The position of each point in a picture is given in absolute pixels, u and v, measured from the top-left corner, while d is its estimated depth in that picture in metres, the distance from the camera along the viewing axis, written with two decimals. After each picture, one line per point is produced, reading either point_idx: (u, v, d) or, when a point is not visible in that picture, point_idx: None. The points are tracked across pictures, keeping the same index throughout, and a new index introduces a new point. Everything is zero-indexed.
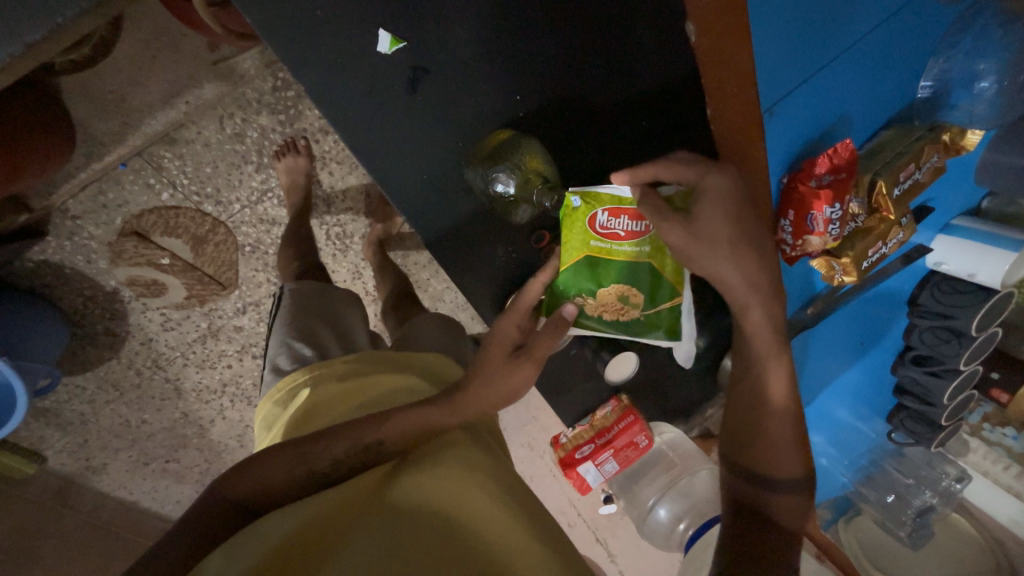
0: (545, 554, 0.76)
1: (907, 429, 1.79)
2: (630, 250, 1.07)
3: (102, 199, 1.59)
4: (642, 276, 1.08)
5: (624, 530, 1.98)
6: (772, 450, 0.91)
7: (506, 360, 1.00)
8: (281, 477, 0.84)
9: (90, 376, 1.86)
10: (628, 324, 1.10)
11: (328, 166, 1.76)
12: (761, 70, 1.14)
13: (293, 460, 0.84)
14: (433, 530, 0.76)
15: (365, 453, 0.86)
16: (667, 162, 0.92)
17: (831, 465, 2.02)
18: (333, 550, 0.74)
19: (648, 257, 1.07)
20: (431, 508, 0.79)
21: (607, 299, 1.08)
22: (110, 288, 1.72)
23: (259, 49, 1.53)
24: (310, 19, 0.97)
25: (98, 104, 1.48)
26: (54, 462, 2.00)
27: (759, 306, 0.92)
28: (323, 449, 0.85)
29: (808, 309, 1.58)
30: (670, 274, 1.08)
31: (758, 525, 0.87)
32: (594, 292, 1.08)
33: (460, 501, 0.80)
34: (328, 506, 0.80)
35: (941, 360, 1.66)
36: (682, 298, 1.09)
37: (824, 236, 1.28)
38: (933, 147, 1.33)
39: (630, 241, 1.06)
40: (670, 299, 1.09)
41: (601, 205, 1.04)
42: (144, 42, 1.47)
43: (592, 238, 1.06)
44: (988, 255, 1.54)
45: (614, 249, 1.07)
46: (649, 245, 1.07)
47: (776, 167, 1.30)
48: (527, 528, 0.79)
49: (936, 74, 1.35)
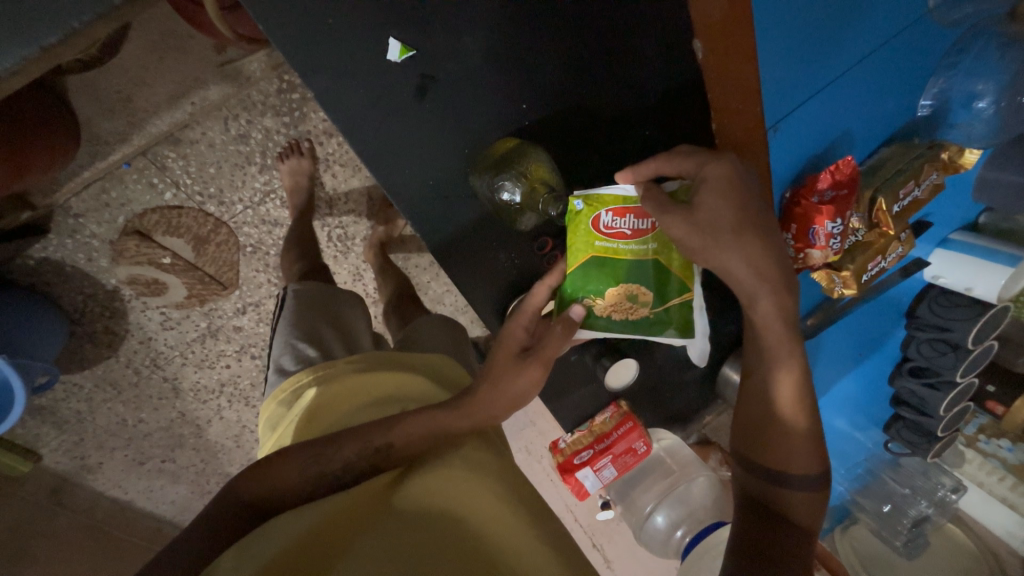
0: (551, 557, 0.77)
1: (903, 439, 1.81)
2: (636, 248, 1.08)
3: (104, 198, 1.60)
4: (648, 274, 1.08)
5: (620, 536, 1.98)
6: (784, 450, 0.92)
7: (514, 362, 0.99)
8: (291, 479, 0.84)
9: (88, 374, 1.86)
10: (639, 323, 1.09)
11: (331, 168, 1.77)
12: (767, 86, 1.16)
13: (305, 462, 0.85)
14: (443, 532, 0.76)
15: (377, 456, 0.86)
16: (672, 158, 0.97)
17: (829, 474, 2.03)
18: (346, 554, 0.75)
19: (655, 255, 1.08)
20: (444, 511, 0.79)
21: (616, 299, 1.07)
22: (110, 286, 1.72)
23: (267, 52, 1.54)
24: (320, 25, 0.99)
25: (104, 104, 1.49)
26: (49, 460, 1.99)
27: (769, 305, 0.93)
28: (334, 452, 0.85)
29: (808, 319, 1.61)
30: (678, 270, 1.08)
31: (767, 522, 0.88)
32: (603, 293, 1.08)
33: (474, 505, 0.81)
34: (340, 509, 0.81)
35: (937, 372, 1.69)
36: (692, 294, 1.09)
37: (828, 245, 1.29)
38: (933, 165, 1.35)
39: (636, 240, 1.07)
40: (680, 294, 1.09)
41: (605, 206, 1.06)
42: (152, 43, 1.48)
43: (598, 238, 1.07)
44: (985, 270, 1.56)
45: (619, 249, 1.08)
46: (655, 242, 1.07)
47: (779, 180, 1.32)
48: (534, 531, 0.80)
49: (935, 94, 1.38)
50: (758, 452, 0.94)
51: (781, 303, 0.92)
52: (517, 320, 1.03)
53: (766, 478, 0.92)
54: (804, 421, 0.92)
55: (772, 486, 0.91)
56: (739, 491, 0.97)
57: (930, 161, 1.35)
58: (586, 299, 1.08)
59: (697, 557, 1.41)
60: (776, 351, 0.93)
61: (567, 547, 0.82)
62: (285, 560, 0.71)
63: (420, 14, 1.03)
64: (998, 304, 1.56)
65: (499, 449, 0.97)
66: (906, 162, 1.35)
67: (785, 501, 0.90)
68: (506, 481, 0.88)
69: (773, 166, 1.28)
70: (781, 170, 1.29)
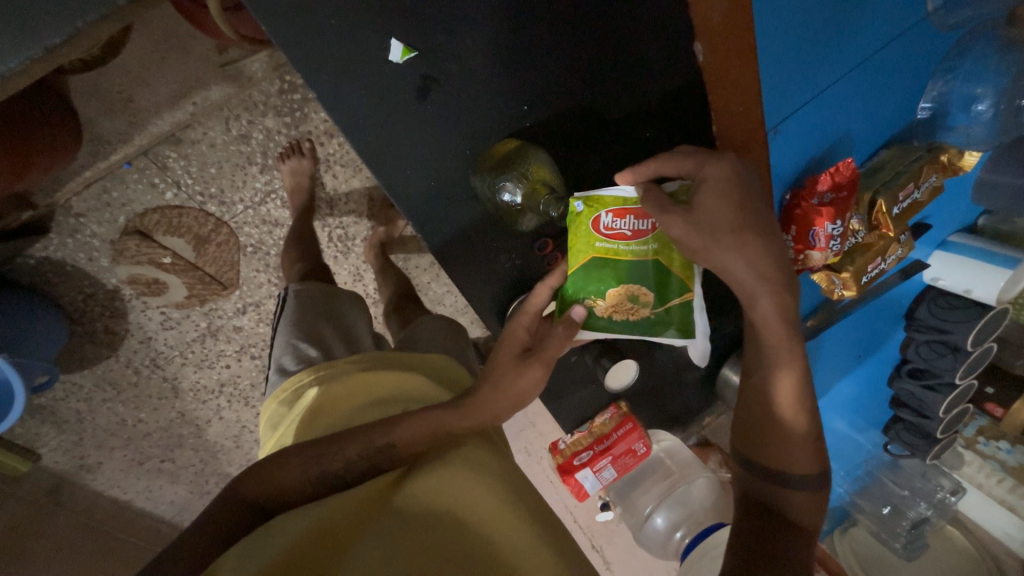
0: (551, 556, 0.77)
1: (902, 441, 1.82)
2: (636, 249, 1.08)
3: (105, 198, 1.60)
4: (649, 275, 1.08)
5: (620, 537, 1.98)
6: (785, 450, 0.92)
7: (515, 361, 1.00)
8: (294, 477, 0.85)
9: (87, 373, 1.85)
10: (640, 324, 1.09)
11: (332, 168, 1.77)
12: (766, 87, 1.16)
13: (306, 461, 0.85)
14: (443, 532, 0.76)
15: (379, 454, 0.87)
16: (673, 159, 0.97)
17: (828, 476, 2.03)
18: (346, 554, 0.74)
19: (655, 255, 1.08)
20: (446, 510, 0.79)
21: (616, 300, 1.08)
22: (111, 286, 1.73)
23: (268, 53, 1.55)
24: (322, 27, 0.99)
25: (105, 104, 1.50)
26: (48, 460, 1.98)
27: (769, 303, 0.93)
28: (336, 452, 0.86)
29: (808, 321, 1.61)
30: (678, 270, 1.08)
31: (767, 523, 0.88)
32: (604, 294, 1.08)
33: (476, 504, 0.81)
34: (342, 508, 0.81)
35: (936, 374, 1.69)
36: (693, 294, 1.09)
37: (828, 247, 1.29)
38: (932, 167, 1.36)
39: (636, 241, 1.08)
40: (681, 295, 1.09)
41: (605, 207, 1.07)
42: (154, 44, 1.48)
43: (598, 239, 1.08)
44: (984, 272, 1.57)
45: (620, 250, 1.08)
46: (655, 243, 1.07)
47: (780, 182, 1.32)
48: (534, 531, 0.80)
49: (934, 96, 1.39)
50: (759, 452, 0.94)
51: (783, 303, 0.92)
52: (518, 321, 1.04)
53: (768, 478, 0.92)
54: (804, 421, 0.92)
55: (773, 486, 0.91)
56: (739, 491, 0.98)
57: (929, 163, 1.36)
58: (586, 300, 1.09)
59: (696, 558, 1.41)
60: (778, 351, 0.94)
61: (568, 547, 0.82)
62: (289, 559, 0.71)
63: (421, 16, 1.03)
64: (998, 305, 1.56)
65: (500, 448, 0.97)
66: (904, 165, 1.36)
67: (785, 501, 0.90)
68: (506, 480, 0.88)
69: (773, 168, 1.28)
70: (781, 172, 1.30)
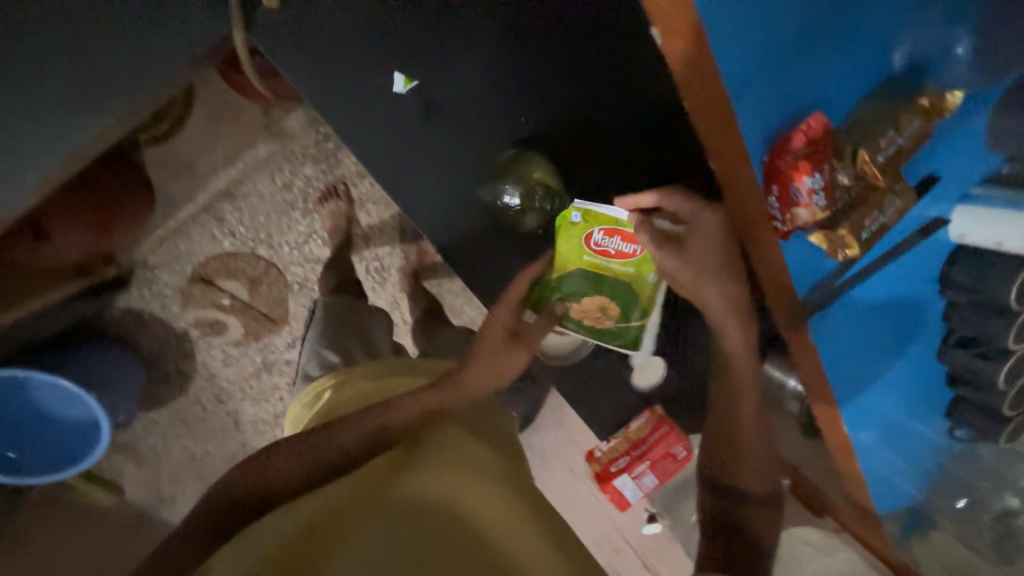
0: (534, 539, 0.93)
1: (971, 425, 1.50)
2: (617, 269, 1.29)
3: (175, 251, 1.83)
4: (620, 293, 1.31)
5: (673, 556, 1.89)
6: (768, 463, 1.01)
7: (503, 345, 1.23)
8: (289, 468, 0.91)
9: (163, 410, 2.07)
10: (600, 331, 1.37)
11: (365, 207, 1.93)
12: (713, 33, 1.04)
13: (308, 450, 0.92)
14: (441, 522, 0.89)
15: (371, 441, 0.96)
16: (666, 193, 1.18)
17: (896, 476, 1.64)
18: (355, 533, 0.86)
19: (630, 277, 1.30)
20: (442, 501, 0.91)
21: (589, 307, 1.33)
22: (181, 329, 1.94)
23: (304, 110, 1.76)
24: (342, 75, 1.16)
25: (174, 169, 1.75)
26: (130, 495, 2.17)
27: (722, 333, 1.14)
28: (333, 437, 0.94)
29: (814, 289, 1.37)
30: (645, 296, 1.32)
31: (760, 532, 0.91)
32: (579, 300, 1.33)
33: (469, 498, 0.93)
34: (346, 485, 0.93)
35: (988, 342, 1.38)
36: (650, 319, 1.35)
37: (807, 203, 1.13)
38: (912, 112, 1.13)
39: (619, 261, 1.28)
40: (641, 319, 1.35)
41: (598, 225, 1.25)
42: (212, 114, 1.73)
43: (586, 252, 1.28)
44: (1012, 216, 1.22)
45: (603, 265, 1.28)
46: (633, 267, 1.29)
47: (752, 131, 1.16)
48: (522, 520, 0.95)
49: (909, 44, 1.18)
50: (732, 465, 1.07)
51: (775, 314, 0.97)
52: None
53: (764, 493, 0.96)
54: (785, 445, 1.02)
55: None
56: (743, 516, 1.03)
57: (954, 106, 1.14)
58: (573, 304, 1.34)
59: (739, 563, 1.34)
60: None
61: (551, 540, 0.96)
62: (303, 531, 0.85)
63: (420, 56, 1.15)
64: None
65: (496, 452, 1.08)
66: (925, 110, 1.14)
67: None
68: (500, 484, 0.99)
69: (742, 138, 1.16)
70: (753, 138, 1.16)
